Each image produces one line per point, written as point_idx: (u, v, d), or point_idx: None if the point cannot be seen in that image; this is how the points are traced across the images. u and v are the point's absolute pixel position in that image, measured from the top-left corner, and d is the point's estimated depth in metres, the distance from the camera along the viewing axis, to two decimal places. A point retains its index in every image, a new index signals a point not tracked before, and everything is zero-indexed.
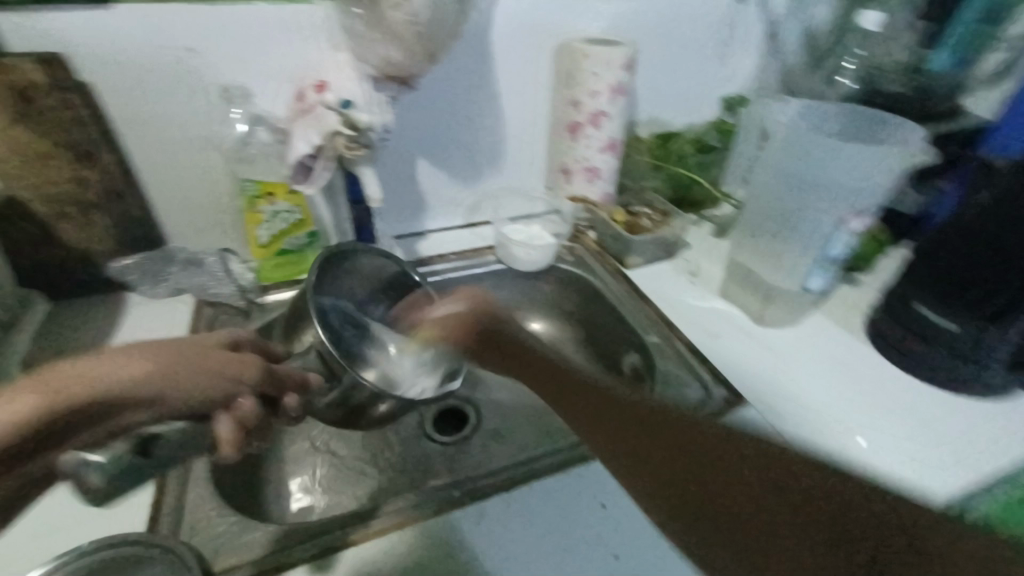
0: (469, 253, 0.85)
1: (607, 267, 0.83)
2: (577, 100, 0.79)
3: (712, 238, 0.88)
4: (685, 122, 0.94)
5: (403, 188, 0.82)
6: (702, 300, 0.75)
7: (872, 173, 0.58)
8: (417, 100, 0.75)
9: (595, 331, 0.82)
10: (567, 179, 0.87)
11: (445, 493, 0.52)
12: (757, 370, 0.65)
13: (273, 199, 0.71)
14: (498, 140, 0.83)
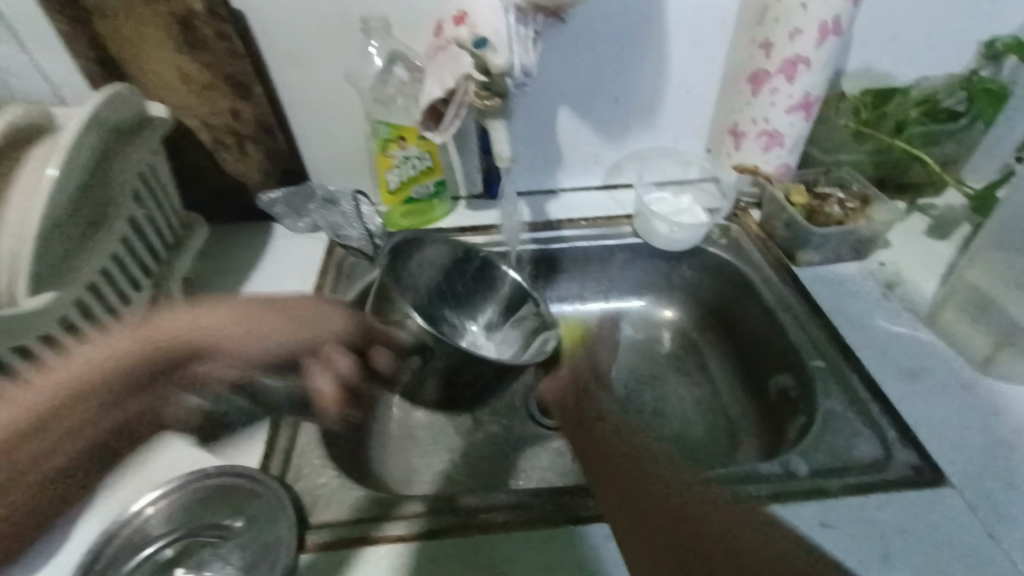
0: (603, 221, 0.76)
1: (770, 259, 0.67)
2: (767, 42, 0.62)
3: (924, 237, 0.67)
4: (919, 77, 0.70)
5: (539, 141, 0.74)
6: (896, 322, 0.58)
7: None
8: (567, 39, 0.64)
9: (740, 335, 0.69)
10: (736, 144, 0.71)
11: (540, 505, 0.47)
12: (967, 433, 0.48)
13: (404, 143, 0.67)
14: (656, 88, 0.70)
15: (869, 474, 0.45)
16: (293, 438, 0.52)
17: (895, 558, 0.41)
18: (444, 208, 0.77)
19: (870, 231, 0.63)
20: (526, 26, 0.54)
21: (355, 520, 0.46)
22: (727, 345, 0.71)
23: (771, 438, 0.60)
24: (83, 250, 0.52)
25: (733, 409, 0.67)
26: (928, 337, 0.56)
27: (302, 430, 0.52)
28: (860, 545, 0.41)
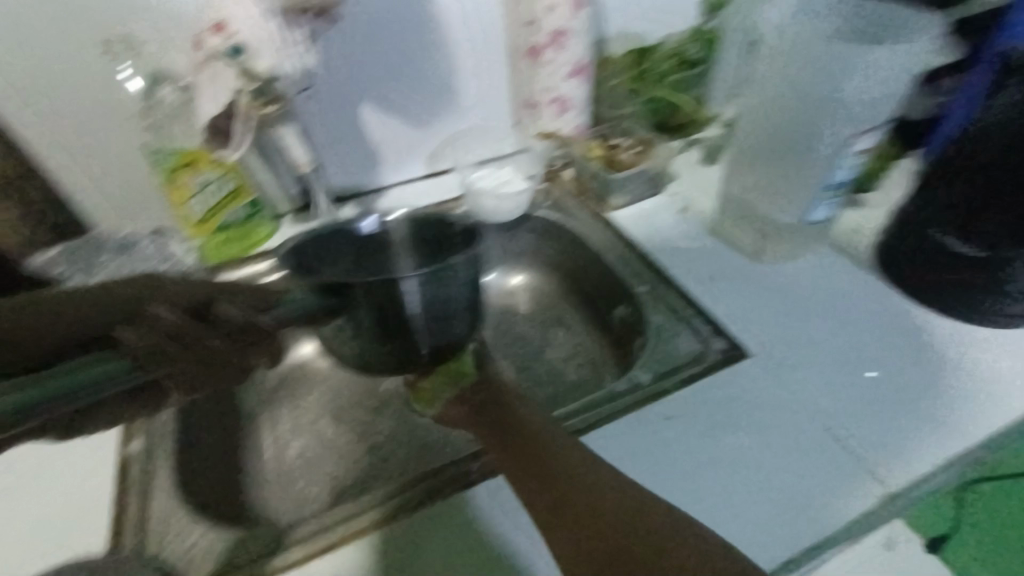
0: (437, 208, 0.77)
1: (588, 210, 0.75)
2: (533, 18, 0.67)
3: (701, 167, 0.79)
4: (663, 34, 0.82)
5: (349, 143, 0.72)
6: (695, 241, 0.67)
7: (891, 88, 0.49)
8: (343, 35, 0.64)
9: (581, 281, 0.75)
10: (534, 114, 0.77)
11: (428, 484, 0.47)
12: (756, 313, 0.58)
13: (196, 169, 0.62)
14: (450, 72, 0.72)
15: (695, 366, 0.53)
16: (144, 514, 0.47)
17: (723, 427, 0.49)
18: (264, 229, 0.71)
19: (655, 167, 0.73)
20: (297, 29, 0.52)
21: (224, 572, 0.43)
22: (576, 295, 0.76)
23: (625, 364, 0.67)
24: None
25: (592, 348, 0.73)
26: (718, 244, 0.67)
27: (155, 497, 0.48)
28: (697, 428, 0.49)
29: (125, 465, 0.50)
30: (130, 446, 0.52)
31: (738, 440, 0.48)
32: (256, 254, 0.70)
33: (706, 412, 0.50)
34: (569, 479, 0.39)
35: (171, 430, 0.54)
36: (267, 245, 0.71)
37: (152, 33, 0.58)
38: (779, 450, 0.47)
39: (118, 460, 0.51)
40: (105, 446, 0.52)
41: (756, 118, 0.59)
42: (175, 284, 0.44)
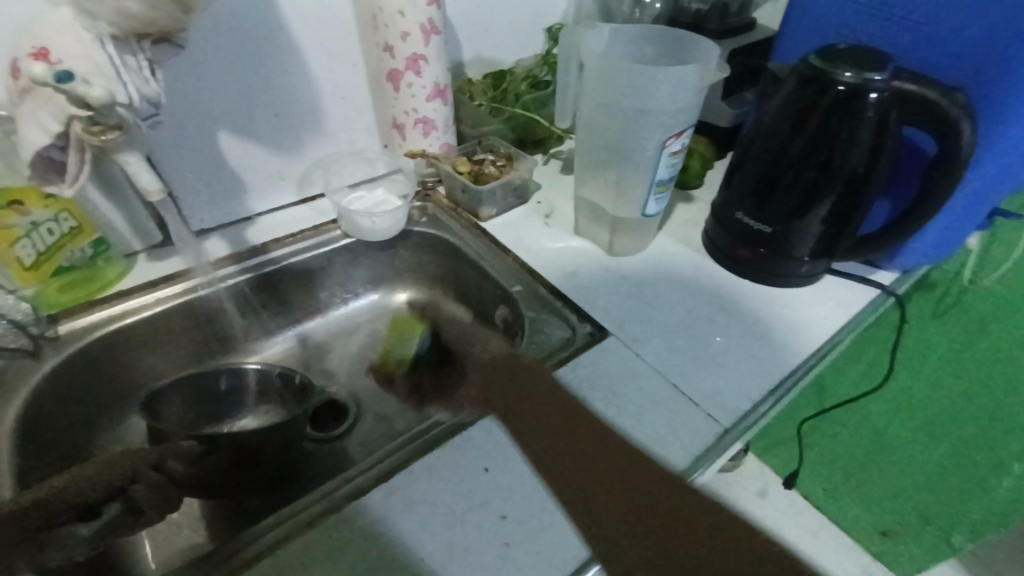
0: (312, 232, 0.77)
1: (463, 223, 0.79)
2: (388, 45, 0.70)
3: (561, 176, 0.88)
4: (515, 59, 0.90)
5: (208, 172, 0.70)
6: (559, 241, 0.75)
7: (683, 98, 0.59)
8: (189, 62, 0.62)
9: (464, 291, 0.79)
10: (401, 134, 0.79)
11: (318, 501, 0.47)
12: (610, 296, 0.67)
13: (24, 207, 0.56)
14: (311, 98, 0.73)
15: (566, 350, 0.60)
16: None
17: (593, 398, 0.55)
18: (116, 269, 0.66)
19: (520, 178, 0.80)
20: (134, 55, 0.50)
21: None
22: (461, 303, 0.80)
23: None
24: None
25: None
26: (579, 242, 0.75)
27: None
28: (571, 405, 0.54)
29: None
30: None
31: (607, 410, 0.54)
32: (108, 296, 0.65)
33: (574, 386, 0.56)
34: (562, 428, 0.51)
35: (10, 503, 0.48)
36: (121, 287, 0.66)
37: None
38: (636, 406, 0.55)
39: None
40: None
41: (587, 129, 0.67)
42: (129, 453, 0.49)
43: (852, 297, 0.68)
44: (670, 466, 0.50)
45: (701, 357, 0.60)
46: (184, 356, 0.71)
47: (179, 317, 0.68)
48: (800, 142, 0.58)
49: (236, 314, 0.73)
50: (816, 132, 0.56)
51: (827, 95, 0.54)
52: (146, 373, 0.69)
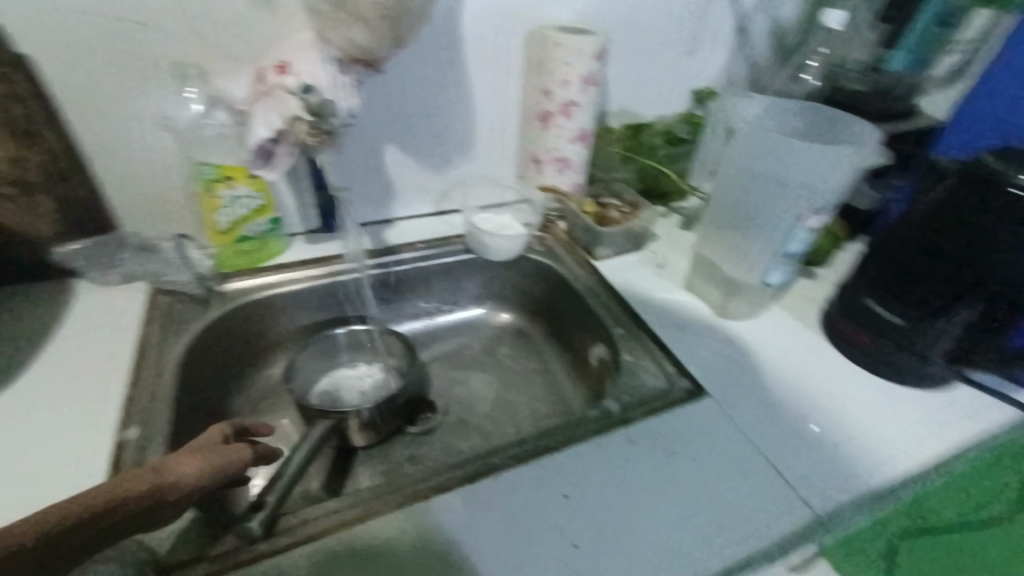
0: (439, 242, 0.85)
1: (577, 257, 0.83)
2: (548, 89, 0.78)
3: (679, 230, 0.89)
4: (656, 115, 0.94)
5: (371, 175, 0.80)
6: (668, 293, 0.76)
7: (837, 176, 0.58)
8: (384, 83, 0.73)
9: (564, 323, 0.82)
10: (538, 169, 0.86)
11: (408, 484, 0.50)
12: (712, 356, 0.66)
13: (232, 183, 0.69)
14: (469, 126, 0.82)
15: (659, 400, 0.60)
16: None
17: (682, 454, 0.54)
18: (280, 244, 0.79)
19: (641, 227, 0.83)
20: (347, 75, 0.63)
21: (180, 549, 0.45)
22: (558, 335, 0.83)
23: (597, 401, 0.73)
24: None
25: (568, 385, 0.79)
26: (688, 297, 0.75)
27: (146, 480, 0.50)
28: (659, 458, 0.54)
29: (118, 448, 0.53)
30: (127, 430, 0.54)
31: (694, 469, 0.53)
32: (269, 265, 0.76)
33: (663, 436, 0.56)
34: None
35: (167, 425, 0.56)
36: (281, 259, 0.77)
37: (216, 65, 0.66)
38: (721, 469, 0.54)
39: (112, 441, 0.53)
40: (101, 426, 0.54)
41: (720, 190, 0.69)
42: (175, 472, 0.43)
43: (987, 415, 0.62)
44: (755, 540, 0.48)
45: (802, 441, 0.57)
46: (309, 328, 0.80)
47: (317, 294, 0.78)
48: (953, 239, 0.55)
49: (363, 301, 0.82)
50: (972, 232, 0.53)
51: (993, 196, 0.52)
52: (277, 337, 0.78)
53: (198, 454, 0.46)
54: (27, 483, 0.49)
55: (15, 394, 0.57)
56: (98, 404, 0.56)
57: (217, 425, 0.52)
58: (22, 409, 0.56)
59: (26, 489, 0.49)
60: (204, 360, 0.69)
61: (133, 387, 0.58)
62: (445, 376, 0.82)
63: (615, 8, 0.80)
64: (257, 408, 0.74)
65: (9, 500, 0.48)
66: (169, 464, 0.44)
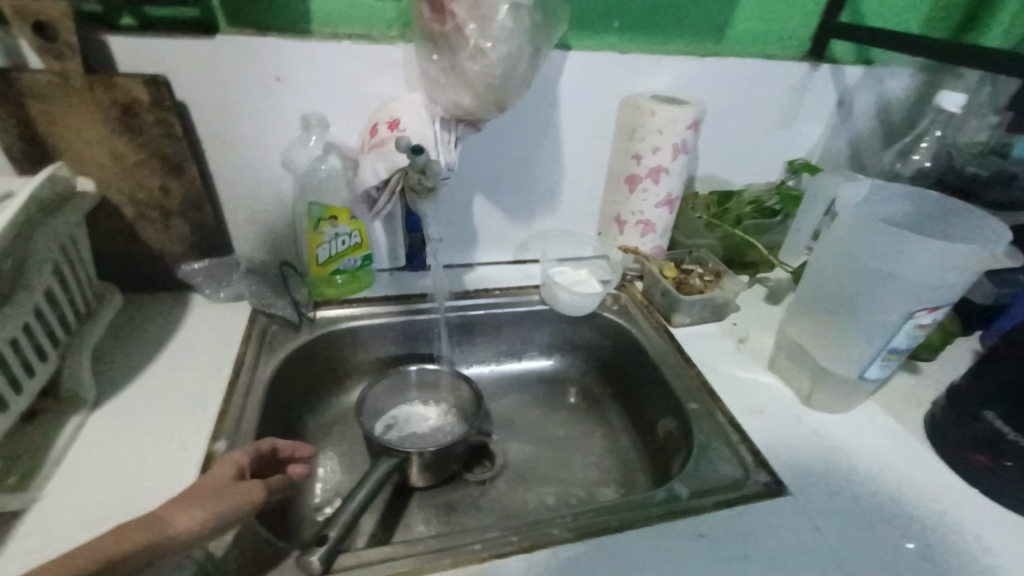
0: (515, 290, 0.87)
1: (652, 321, 0.81)
2: (638, 154, 0.79)
3: (764, 304, 0.85)
4: (746, 183, 0.92)
5: (458, 222, 0.85)
6: (748, 371, 0.72)
7: (949, 273, 0.54)
8: (481, 139, 0.78)
9: (633, 387, 0.80)
10: (619, 229, 0.87)
11: (465, 543, 0.50)
12: (795, 449, 0.62)
13: (336, 222, 0.75)
14: (557, 183, 0.85)
15: (732, 491, 0.56)
16: None
17: (755, 558, 0.50)
18: (369, 278, 0.84)
19: (723, 297, 0.80)
20: (448, 132, 0.68)
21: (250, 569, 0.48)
22: (627, 399, 0.81)
23: (661, 475, 0.70)
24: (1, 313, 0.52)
25: (630, 453, 0.77)
26: (770, 379, 0.71)
27: None
28: (729, 557, 0.50)
29: (208, 458, 0.57)
30: (216, 444, 0.58)
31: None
32: (356, 297, 0.82)
33: (732, 532, 0.52)
34: None
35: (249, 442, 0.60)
36: (367, 293, 0.83)
37: (336, 117, 0.74)
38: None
39: (203, 452, 0.58)
40: (196, 436, 0.59)
41: (815, 273, 0.65)
42: (178, 518, 0.43)
43: None
44: None
45: (897, 563, 0.51)
46: (385, 361, 0.84)
47: (396, 330, 0.81)
48: None
49: (436, 342, 0.84)
50: None
51: None
52: (355, 366, 0.82)
53: (203, 498, 0.45)
54: (129, 481, 0.54)
55: (130, 396, 0.64)
56: (195, 415, 0.62)
57: (232, 458, 0.51)
58: (132, 412, 0.62)
59: (126, 489, 0.53)
60: (289, 384, 0.74)
61: (226, 402, 0.63)
62: (507, 426, 0.82)
63: (712, 80, 0.80)
64: (329, 432, 0.78)
65: (113, 497, 0.53)
66: (172, 510, 0.43)
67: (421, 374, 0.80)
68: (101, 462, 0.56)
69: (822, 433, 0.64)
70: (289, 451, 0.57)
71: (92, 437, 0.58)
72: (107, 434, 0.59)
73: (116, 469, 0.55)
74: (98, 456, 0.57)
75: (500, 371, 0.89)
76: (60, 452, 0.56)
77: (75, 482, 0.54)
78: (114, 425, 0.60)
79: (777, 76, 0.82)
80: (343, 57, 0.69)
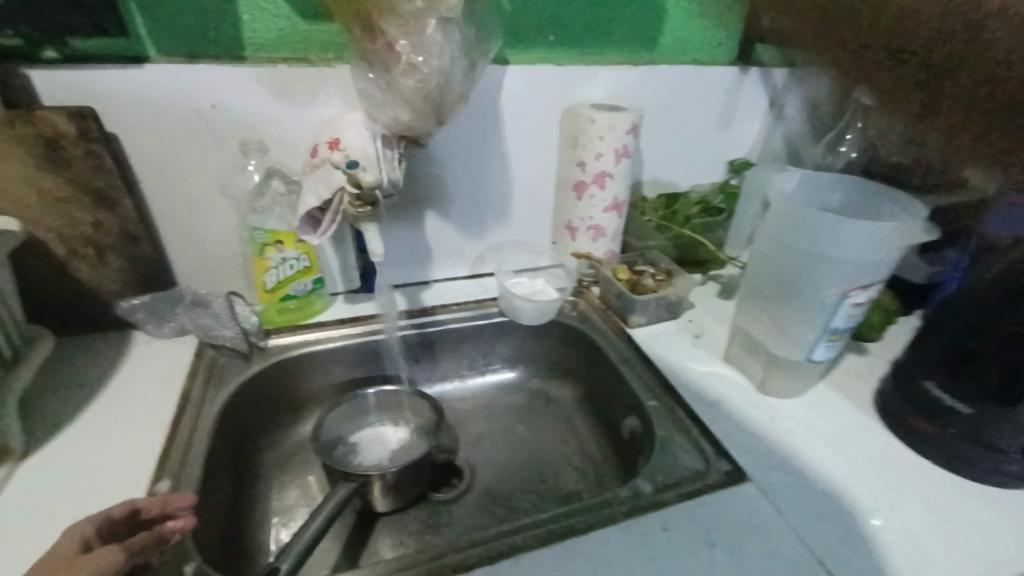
0: (473, 304, 0.86)
1: (610, 324, 0.82)
2: (582, 161, 0.81)
3: (717, 299, 0.87)
4: (691, 184, 0.95)
5: (410, 239, 0.84)
6: (705, 364, 0.73)
7: (878, 252, 0.57)
8: (427, 155, 0.78)
9: (597, 390, 0.80)
10: (571, 236, 0.88)
11: (427, 561, 0.48)
12: (753, 437, 0.62)
13: (281, 246, 0.73)
14: (506, 195, 0.86)
15: (695, 482, 0.56)
16: None
17: (720, 546, 0.50)
18: (322, 303, 0.82)
19: (675, 295, 0.81)
20: (391, 149, 0.68)
21: None
22: (591, 403, 0.81)
23: (630, 475, 0.70)
24: None
25: (598, 457, 0.76)
26: (727, 370, 0.72)
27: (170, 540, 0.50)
28: (696, 548, 0.50)
29: None
30: (159, 484, 0.55)
31: (733, 563, 0.49)
32: (310, 323, 0.80)
33: (696, 523, 0.52)
34: None
35: (196, 479, 0.57)
36: (321, 317, 0.81)
37: (276, 141, 0.73)
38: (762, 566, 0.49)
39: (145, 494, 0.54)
40: (137, 478, 0.56)
41: (759, 263, 0.67)
42: None
43: None
44: None
45: (857, 536, 0.52)
46: (345, 385, 0.81)
47: (352, 353, 0.79)
48: (1015, 325, 0.51)
49: (394, 363, 0.82)
50: None
51: None
52: (313, 394, 0.80)
53: None
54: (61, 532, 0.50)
55: (62, 442, 0.60)
56: (136, 456, 0.58)
57: (74, 530, 0.44)
58: (65, 459, 0.58)
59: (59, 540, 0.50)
60: (241, 418, 0.71)
61: (170, 440, 0.60)
62: (474, 440, 0.80)
63: (648, 87, 0.83)
64: (288, 464, 0.75)
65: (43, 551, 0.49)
66: None
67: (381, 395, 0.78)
68: (30, 516, 0.52)
69: (779, 417, 0.65)
70: (156, 508, 0.48)
71: (20, 490, 0.54)
72: (35, 485, 0.55)
73: (46, 521, 0.51)
74: (27, 508, 0.52)
75: (463, 387, 0.87)
76: None
77: (1, 539, 0.49)
78: (43, 476, 0.56)
79: (709, 80, 0.86)
80: (279, 80, 0.69)
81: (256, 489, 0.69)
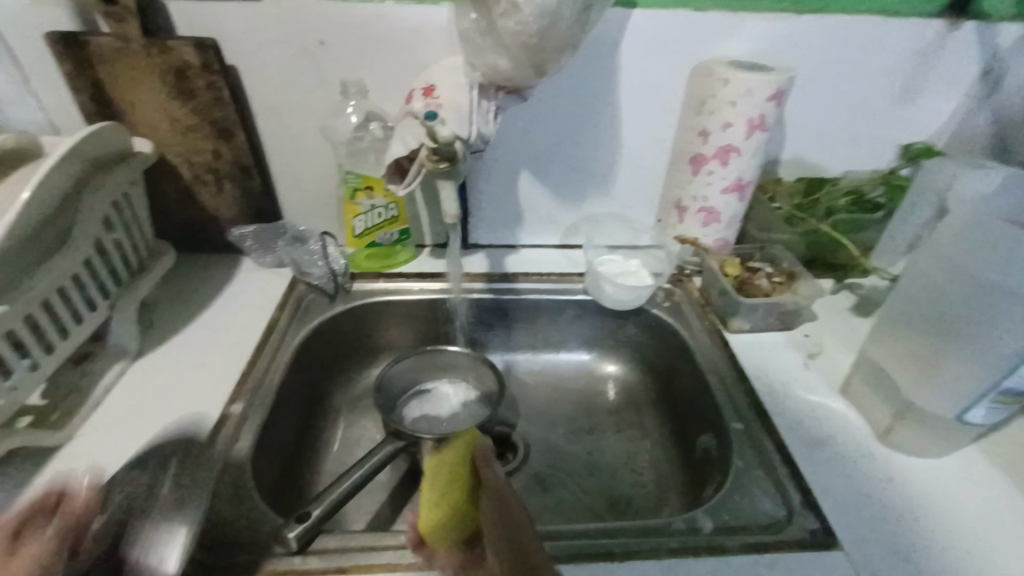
0: (557, 276, 0.80)
1: (705, 323, 0.72)
2: (705, 130, 0.69)
3: (848, 314, 0.72)
4: (843, 171, 0.78)
5: (501, 200, 0.80)
6: (814, 393, 0.61)
7: None
8: (527, 110, 0.71)
9: (677, 395, 0.71)
10: (679, 217, 0.77)
11: None
12: (858, 494, 0.51)
13: (371, 193, 0.75)
14: (611, 162, 0.77)
15: (769, 534, 0.47)
16: (222, 463, 0.54)
17: None
18: (406, 253, 0.82)
19: (793, 303, 0.68)
20: (487, 100, 0.63)
21: (237, 535, 0.48)
22: (668, 405, 0.73)
23: (695, 497, 0.62)
24: (58, 257, 0.56)
25: (663, 466, 0.69)
26: (842, 407, 0.59)
27: (231, 458, 0.55)
28: None
29: (223, 418, 0.58)
30: (233, 405, 0.59)
31: None
32: (392, 272, 0.80)
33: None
34: None
35: (265, 406, 0.61)
36: (403, 268, 0.81)
37: (377, 85, 0.71)
38: None
39: (221, 412, 0.59)
40: (217, 396, 0.61)
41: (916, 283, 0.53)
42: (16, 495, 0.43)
43: None
44: None
45: None
46: (419, 340, 0.82)
47: (426, 309, 0.79)
48: None
49: (467, 324, 0.81)
50: None
51: None
52: (388, 342, 0.81)
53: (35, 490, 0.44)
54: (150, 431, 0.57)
55: (167, 350, 0.67)
56: (220, 375, 0.63)
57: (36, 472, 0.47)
58: (166, 365, 0.65)
59: (149, 437, 0.56)
60: (317, 354, 0.74)
61: (251, 364, 0.65)
62: (534, 418, 0.77)
63: (809, 44, 0.67)
64: (355, 404, 0.78)
65: (133, 444, 0.55)
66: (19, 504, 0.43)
67: (449, 354, 0.77)
68: (131, 411, 0.59)
69: (899, 478, 0.52)
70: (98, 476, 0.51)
71: (129, 386, 0.62)
72: (140, 384, 0.62)
73: (141, 419, 0.58)
74: (133, 403, 0.60)
75: (534, 361, 0.84)
76: (100, 395, 0.60)
77: (107, 427, 0.57)
78: (147, 378, 0.64)
79: (896, 39, 0.67)
80: (384, 20, 0.66)
81: (322, 423, 0.73)
